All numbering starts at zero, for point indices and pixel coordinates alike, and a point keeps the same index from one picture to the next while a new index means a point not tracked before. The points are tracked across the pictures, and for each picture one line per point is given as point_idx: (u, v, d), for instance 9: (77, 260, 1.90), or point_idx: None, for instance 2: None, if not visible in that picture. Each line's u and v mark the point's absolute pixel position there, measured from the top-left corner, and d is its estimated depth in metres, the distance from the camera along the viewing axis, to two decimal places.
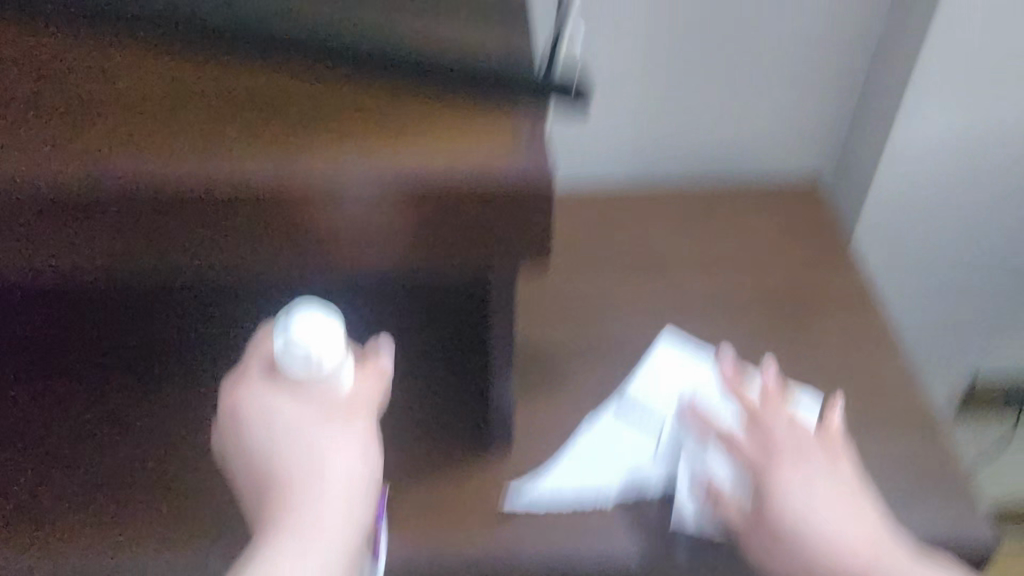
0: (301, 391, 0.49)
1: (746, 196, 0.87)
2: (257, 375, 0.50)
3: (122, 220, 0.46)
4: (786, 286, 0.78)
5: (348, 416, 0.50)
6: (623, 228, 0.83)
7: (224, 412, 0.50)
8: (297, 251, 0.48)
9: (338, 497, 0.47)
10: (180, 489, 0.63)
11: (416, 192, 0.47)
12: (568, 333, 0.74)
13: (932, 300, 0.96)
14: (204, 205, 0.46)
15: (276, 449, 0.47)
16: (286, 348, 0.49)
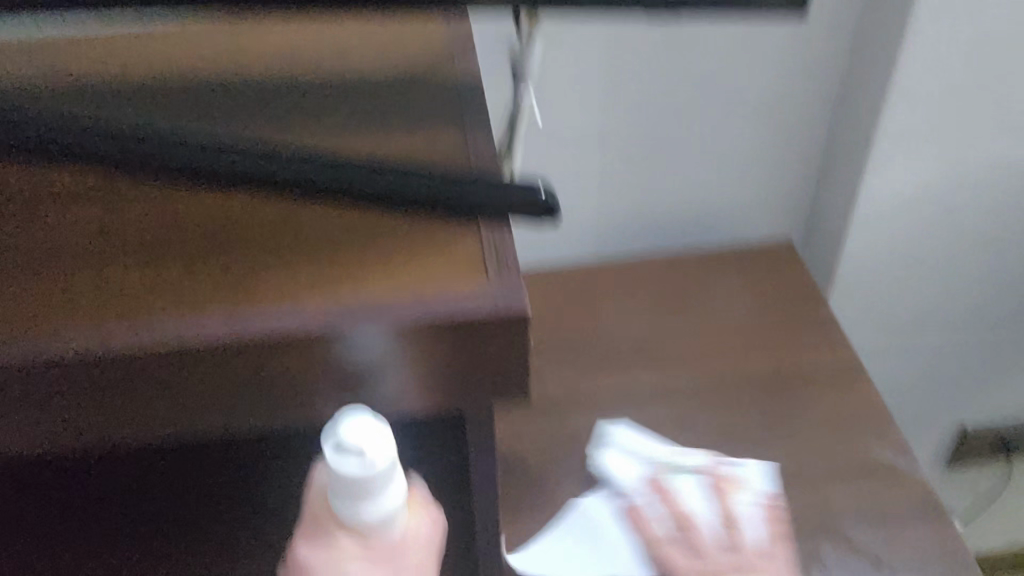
0: (368, 539, 0.44)
1: (722, 267, 0.83)
2: (320, 526, 0.45)
3: (172, 377, 0.41)
4: (776, 360, 0.74)
5: (414, 575, 0.45)
6: (600, 310, 0.79)
7: (291, 569, 0.45)
8: (284, 400, 0.43)
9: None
10: None
11: (371, 337, 0.41)
12: (552, 433, 0.69)
13: (915, 356, 0.94)
14: (261, 352, 0.41)
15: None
16: (337, 452, 0.41)
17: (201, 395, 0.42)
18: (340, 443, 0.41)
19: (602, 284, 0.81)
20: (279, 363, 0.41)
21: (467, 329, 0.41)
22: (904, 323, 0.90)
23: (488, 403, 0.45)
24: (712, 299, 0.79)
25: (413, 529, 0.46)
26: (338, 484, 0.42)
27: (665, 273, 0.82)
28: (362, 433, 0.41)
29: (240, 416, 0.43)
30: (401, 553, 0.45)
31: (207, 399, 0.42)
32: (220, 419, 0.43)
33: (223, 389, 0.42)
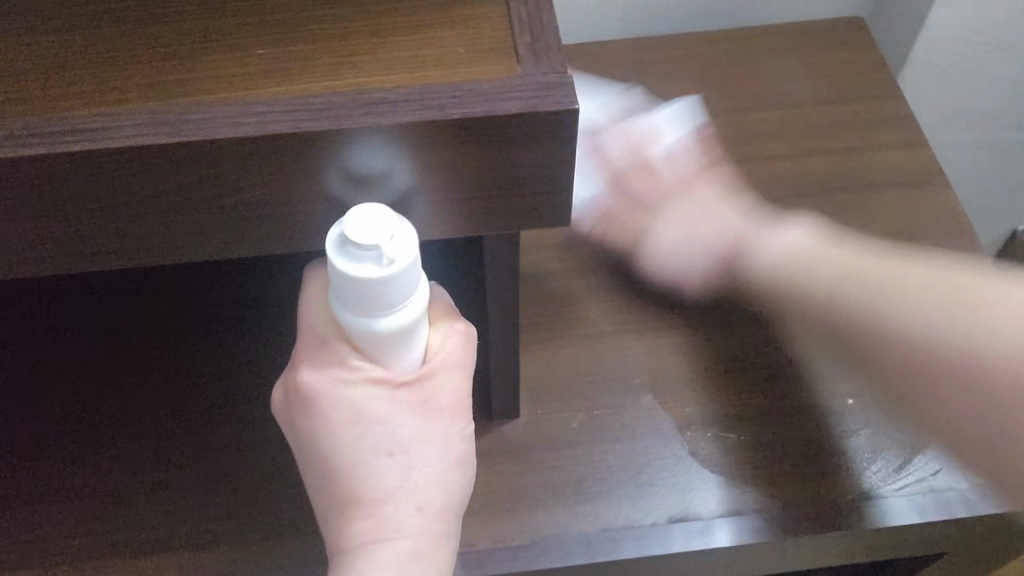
0: (390, 365, 0.35)
1: (780, 48, 0.70)
2: (328, 346, 0.35)
3: (139, 186, 0.30)
4: (839, 161, 0.63)
5: (449, 407, 0.37)
6: (634, 101, 0.67)
7: (292, 392, 0.35)
8: (251, 217, 0.32)
9: (437, 516, 0.36)
10: (229, 473, 0.50)
11: (358, 141, 0.30)
12: (578, 245, 0.60)
13: (984, 152, 0.83)
14: (258, 158, 0.30)
15: (365, 455, 0.35)
16: (347, 253, 0.30)
17: (139, 208, 0.31)
18: (345, 239, 0.30)
19: (636, 68, 0.69)
20: (235, 170, 0.30)
21: (487, 130, 0.30)
22: (979, 115, 0.78)
23: (516, 224, 0.34)
24: (766, 87, 0.67)
25: (442, 354, 0.37)
26: (337, 285, 0.31)
27: (712, 55, 0.69)
28: (375, 226, 0.30)
29: (195, 236, 0.33)
30: (431, 383, 0.36)
31: (150, 215, 0.32)
32: (169, 240, 0.33)
33: (169, 202, 0.31)
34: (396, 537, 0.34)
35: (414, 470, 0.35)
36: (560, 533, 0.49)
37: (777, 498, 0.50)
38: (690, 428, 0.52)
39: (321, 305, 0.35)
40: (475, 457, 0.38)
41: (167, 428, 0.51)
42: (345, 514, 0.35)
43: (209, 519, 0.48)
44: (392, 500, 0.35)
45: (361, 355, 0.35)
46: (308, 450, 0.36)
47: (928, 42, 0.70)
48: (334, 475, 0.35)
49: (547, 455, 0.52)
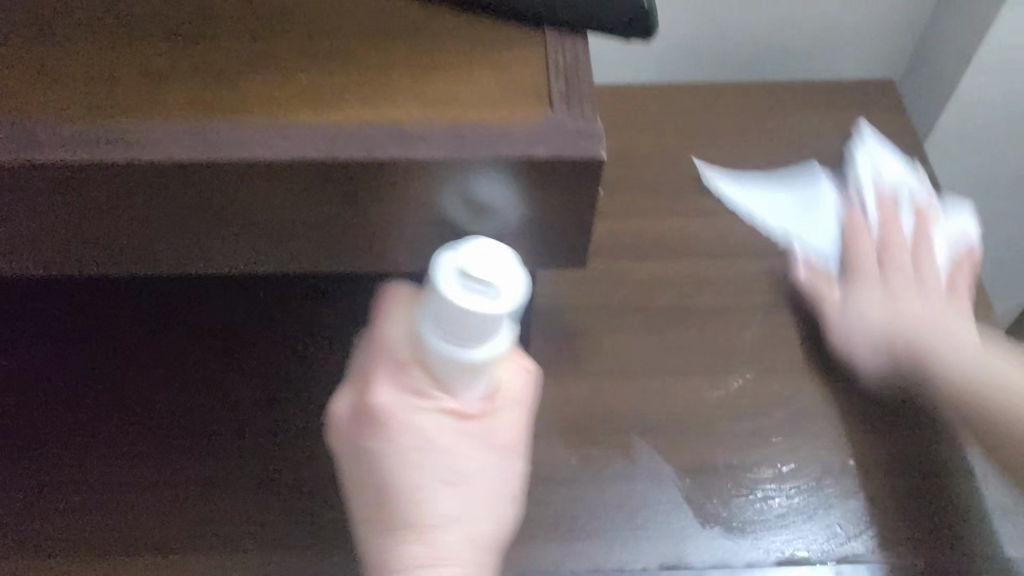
0: (462, 395, 0.35)
1: (808, 105, 0.70)
2: (405, 370, 0.35)
3: (189, 202, 0.32)
4: None
5: (508, 444, 0.36)
6: (661, 145, 0.68)
7: (358, 410, 0.35)
8: (286, 234, 0.33)
9: (484, 550, 0.35)
10: (247, 478, 0.50)
11: (390, 173, 0.31)
12: (594, 283, 0.60)
13: (1003, 224, 0.83)
14: (302, 185, 0.31)
15: (428, 480, 0.34)
16: (461, 282, 0.30)
17: (180, 216, 0.32)
18: (460, 272, 0.30)
19: (666, 114, 0.70)
20: (276, 187, 0.31)
21: (515, 171, 0.31)
22: (1000, 188, 0.79)
23: (536, 263, 0.35)
24: (793, 142, 0.68)
25: (508, 391, 0.37)
26: (439, 316, 0.32)
27: (741, 107, 0.70)
28: (488, 261, 0.30)
29: (230, 248, 0.34)
30: (495, 417, 0.36)
31: (196, 229, 0.33)
32: (205, 250, 0.34)
33: (210, 212, 0.32)
34: (448, 567, 0.33)
35: (471, 501, 0.34)
36: (554, 569, 0.49)
37: (773, 553, 0.49)
38: (691, 475, 0.52)
39: (403, 331, 0.35)
40: (521, 499, 0.37)
41: (188, 427, 0.51)
42: (395, 540, 0.33)
43: (223, 523, 0.48)
44: (447, 528, 0.33)
45: (438, 384, 0.35)
46: (361, 471, 0.34)
47: (956, 111, 0.71)
48: (388, 498, 0.34)
49: (546, 490, 0.52)
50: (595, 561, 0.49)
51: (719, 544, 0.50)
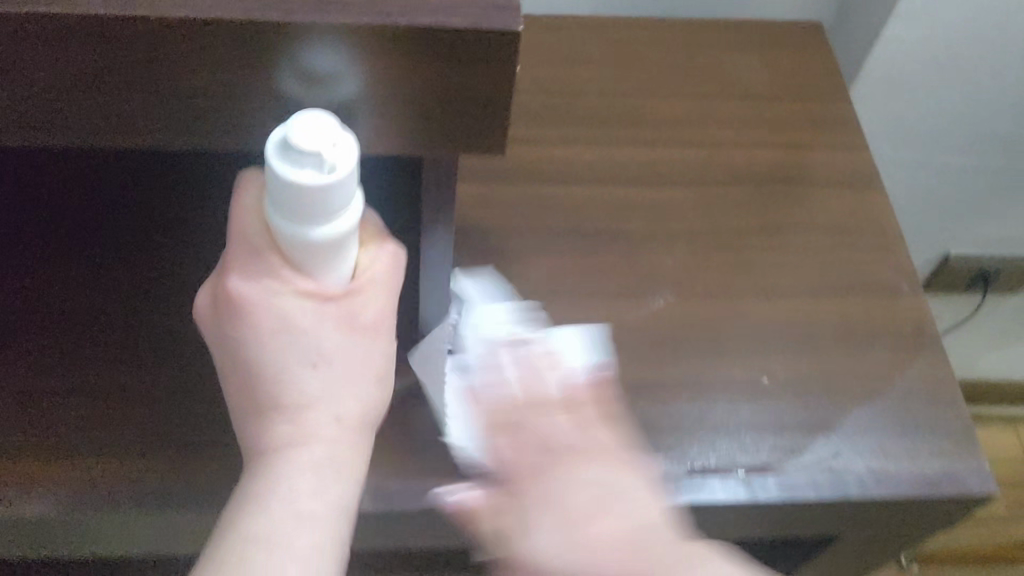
0: (322, 278, 0.34)
1: (737, 44, 0.71)
2: (260, 254, 0.34)
3: (91, 59, 0.31)
4: (779, 157, 0.65)
5: (374, 323, 0.36)
6: (590, 76, 0.68)
7: (217, 297, 0.34)
8: (174, 107, 0.33)
9: (354, 428, 0.35)
10: (153, 387, 0.48)
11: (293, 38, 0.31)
12: (521, 207, 0.61)
13: (920, 172, 0.86)
14: (208, 42, 0.31)
15: (289, 367, 0.34)
16: (285, 155, 0.29)
17: (65, 84, 0.32)
18: (286, 145, 0.29)
19: (597, 47, 0.70)
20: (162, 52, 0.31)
21: (432, 39, 0.31)
22: (918, 135, 0.81)
23: (446, 147, 0.35)
24: (719, 79, 0.69)
25: (371, 271, 0.36)
26: (275, 194, 0.31)
27: (671, 43, 0.71)
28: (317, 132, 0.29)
29: (118, 124, 0.33)
30: (359, 299, 0.36)
31: (99, 93, 0.32)
32: (91, 126, 0.33)
33: (95, 79, 0.32)
34: (315, 443, 0.34)
35: (337, 382, 0.35)
36: (469, 479, 0.50)
37: (682, 464, 0.51)
38: (607, 391, 0.53)
39: (253, 209, 0.34)
40: (391, 376, 0.38)
41: (97, 331, 0.50)
42: (263, 420, 0.34)
43: (123, 432, 0.47)
44: (314, 408, 0.34)
45: (294, 268, 0.34)
46: (227, 357, 0.35)
47: (878, 56, 0.72)
48: (255, 382, 0.34)
49: (462, 404, 0.52)
50: (510, 471, 0.50)
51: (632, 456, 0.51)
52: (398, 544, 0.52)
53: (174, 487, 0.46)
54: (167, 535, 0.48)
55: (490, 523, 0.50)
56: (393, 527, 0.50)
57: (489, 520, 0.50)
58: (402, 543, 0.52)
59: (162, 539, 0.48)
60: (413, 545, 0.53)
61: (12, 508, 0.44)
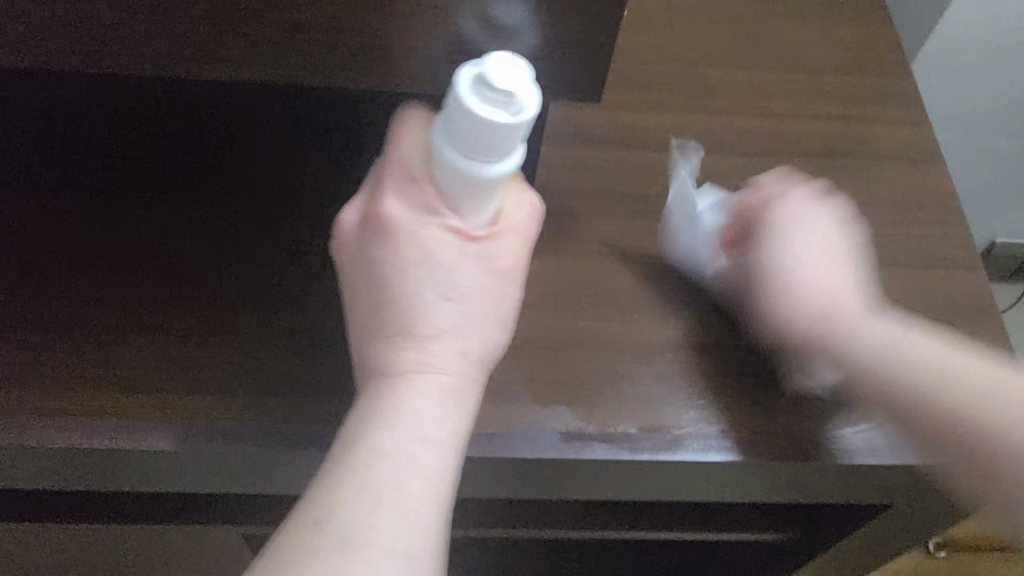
0: (467, 215, 0.37)
1: (797, 17, 0.72)
2: (415, 186, 0.37)
3: None
4: (839, 128, 0.65)
5: (509, 268, 0.38)
6: (654, 44, 0.68)
7: (366, 217, 0.37)
8: None
9: (475, 367, 0.37)
10: (244, 326, 0.50)
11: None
12: (582, 167, 0.61)
13: (972, 154, 0.85)
14: None
15: (427, 293, 0.36)
16: (479, 92, 0.32)
17: None
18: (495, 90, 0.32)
19: (658, 15, 0.70)
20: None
21: None
22: (973, 116, 0.81)
23: None
24: (784, 51, 0.69)
25: (509, 221, 0.39)
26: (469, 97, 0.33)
27: (735, 14, 0.71)
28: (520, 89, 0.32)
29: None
30: (495, 243, 0.38)
31: None
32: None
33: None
34: (440, 372, 0.36)
35: (466, 316, 0.37)
36: (538, 430, 0.50)
37: (745, 424, 0.51)
38: (672, 350, 0.54)
39: (416, 145, 0.38)
40: (514, 327, 0.40)
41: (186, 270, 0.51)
42: (391, 343, 0.36)
43: (217, 369, 0.48)
44: (443, 339, 0.36)
45: (445, 201, 0.37)
46: (363, 277, 0.37)
47: (943, 34, 0.72)
48: (387, 303, 0.36)
49: (529, 356, 0.53)
50: (574, 423, 0.51)
51: (697, 414, 0.51)
52: (458, 491, 0.53)
53: (279, 422, 0.47)
54: (242, 472, 0.49)
55: (556, 475, 0.51)
56: (456, 473, 0.51)
57: (550, 469, 0.51)
58: (461, 490, 0.53)
59: (237, 476, 0.49)
60: (472, 494, 0.54)
61: (130, 441, 0.46)
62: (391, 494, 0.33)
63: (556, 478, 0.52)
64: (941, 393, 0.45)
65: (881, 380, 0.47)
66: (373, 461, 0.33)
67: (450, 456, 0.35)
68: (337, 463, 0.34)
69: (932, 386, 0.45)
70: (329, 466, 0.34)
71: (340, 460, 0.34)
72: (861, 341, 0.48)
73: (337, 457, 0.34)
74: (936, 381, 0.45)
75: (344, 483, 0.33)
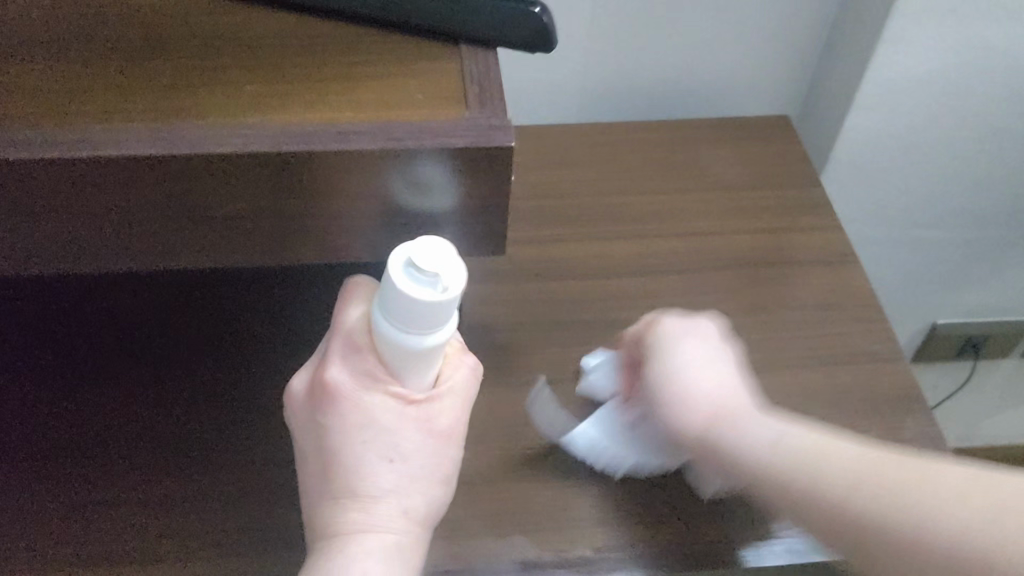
0: (409, 381, 0.39)
1: (713, 140, 0.77)
2: (359, 354, 0.39)
3: (139, 195, 0.36)
4: (759, 240, 0.69)
5: (448, 430, 0.40)
6: (579, 179, 0.73)
7: (314, 387, 0.39)
8: (220, 228, 0.37)
9: (417, 523, 0.40)
10: (210, 491, 0.52)
11: (323, 160, 0.35)
12: (522, 302, 0.64)
13: (897, 247, 0.90)
14: (237, 173, 0.35)
15: (370, 458, 0.38)
16: (411, 269, 0.33)
17: (121, 217, 0.36)
18: (418, 285, 0.33)
19: (582, 153, 0.75)
20: (213, 185, 0.36)
21: (440, 158, 0.36)
22: (891, 213, 0.86)
23: (460, 249, 0.40)
24: (699, 174, 0.74)
25: (450, 384, 0.41)
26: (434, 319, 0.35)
27: (652, 144, 0.76)
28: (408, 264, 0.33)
29: (181, 245, 0.38)
30: (436, 405, 0.40)
31: (150, 220, 0.37)
32: (157, 248, 0.38)
33: (159, 211, 0.36)
34: (381, 531, 0.38)
35: (407, 478, 0.39)
36: (494, 563, 0.51)
37: (697, 534, 0.53)
38: (620, 470, 0.56)
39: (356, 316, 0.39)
40: (455, 481, 0.42)
41: (157, 441, 0.54)
42: (335, 505, 0.38)
43: (185, 535, 0.50)
44: (385, 499, 0.38)
45: (385, 369, 0.39)
46: (311, 444, 0.39)
47: (847, 142, 0.78)
48: (332, 468, 0.38)
49: (482, 490, 0.55)
50: (529, 551, 0.52)
51: (649, 530, 0.53)
52: None
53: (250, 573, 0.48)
54: None
55: None
56: None
57: None
58: None
59: None
60: None
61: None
62: None
63: None
64: (827, 484, 0.39)
65: (807, 478, 0.40)
66: None
67: None
68: None
69: (829, 483, 0.39)
70: None
71: None
72: (758, 451, 0.43)
73: None
74: (920, 486, 0.36)
75: None
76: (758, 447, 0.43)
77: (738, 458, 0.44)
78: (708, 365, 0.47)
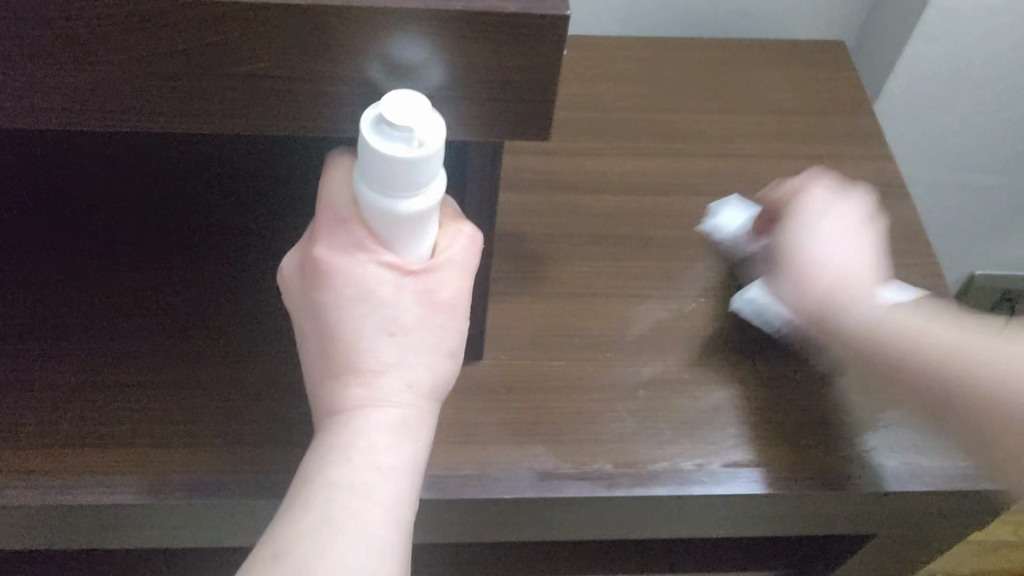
0: (403, 251, 0.37)
1: (762, 63, 0.74)
2: (347, 227, 0.37)
3: (154, 42, 0.33)
4: (808, 166, 0.66)
5: (450, 301, 0.39)
6: (618, 93, 0.70)
7: (305, 265, 0.37)
8: (239, 87, 0.35)
9: (424, 397, 0.38)
10: (218, 377, 0.50)
11: (351, 19, 0.33)
12: (558, 211, 0.62)
13: (943, 189, 0.87)
14: (260, 23, 0.33)
15: (366, 332, 0.37)
16: (413, 106, 0.33)
17: (136, 67, 0.34)
18: (383, 115, 0.33)
19: (627, 66, 0.72)
20: (235, 34, 0.33)
21: (487, 25, 0.33)
22: (940, 154, 0.83)
23: (500, 134, 0.37)
24: (747, 95, 0.71)
25: (449, 254, 0.39)
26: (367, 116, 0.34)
27: (696, 63, 0.73)
28: (412, 108, 0.33)
29: (178, 101, 0.35)
30: (436, 275, 0.38)
31: (166, 71, 0.34)
32: (159, 105, 0.36)
33: (175, 62, 0.34)
34: (386, 406, 0.37)
35: (409, 350, 0.37)
36: (512, 470, 0.50)
37: (719, 457, 0.51)
38: (647, 387, 0.54)
39: (341, 188, 0.38)
40: (463, 355, 0.40)
41: (161, 320, 0.52)
42: (337, 382, 0.37)
43: (190, 421, 0.48)
44: (388, 373, 0.37)
45: (376, 240, 0.37)
46: (307, 321, 0.38)
47: (898, 74, 0.74)
48: (330, 345, 0.37)
49: (505, 398, 0.53)
50: (549, 461, 0.51)
51: (673, 448, 0.51)
52: (440, 537, 0.53)
53: (247, 472, 0.47)
54: (217, 524, 0.49)
55: (536, 514, 0.51)
56: (431, 518, 0.51)
57: (527, 510, 0.51)
58: (442, 536, 0.53)
59: (214, 530, 0.49)
60: (456, 539, 0.54)
61: (92, 496, 0.45)
62: (345, 526, 0.34)
63: (536, 519, 0.52)
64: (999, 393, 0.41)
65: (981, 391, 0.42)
66: (326, 496, 0.35)
67: (401, 487, 0.36)
68: (294, 503, 0.35)
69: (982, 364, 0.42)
70: (289, 503, 0.36)
71: (298, 501, 0.35)
72: (872, 311, 0.48)
73: (295, 497, 0.36)
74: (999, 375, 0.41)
75: (301, 522, 0.34)
76: (874, 317, 0.47)
77: (868, 322, 0.47)
78: (837, 237, 0.50)
